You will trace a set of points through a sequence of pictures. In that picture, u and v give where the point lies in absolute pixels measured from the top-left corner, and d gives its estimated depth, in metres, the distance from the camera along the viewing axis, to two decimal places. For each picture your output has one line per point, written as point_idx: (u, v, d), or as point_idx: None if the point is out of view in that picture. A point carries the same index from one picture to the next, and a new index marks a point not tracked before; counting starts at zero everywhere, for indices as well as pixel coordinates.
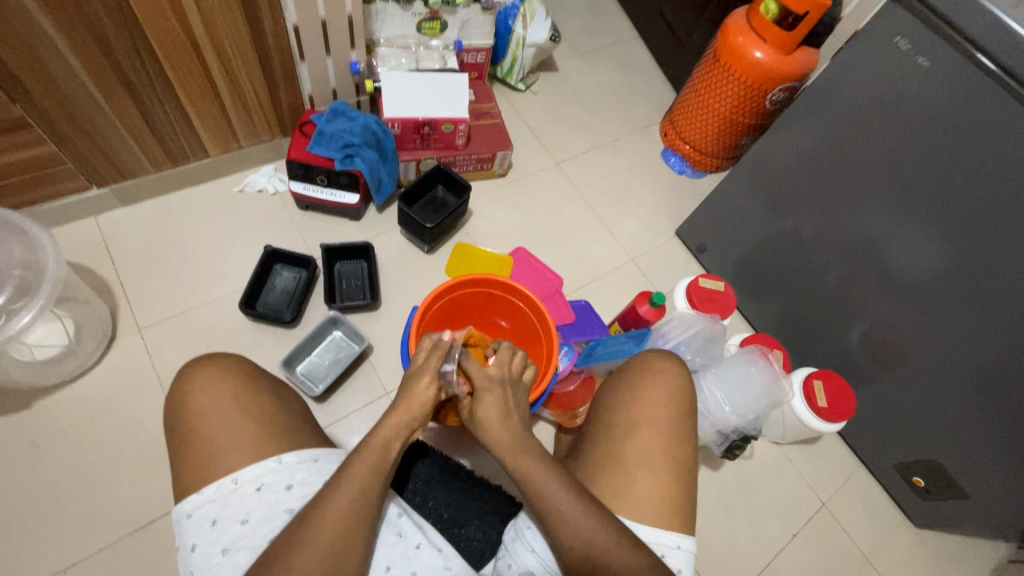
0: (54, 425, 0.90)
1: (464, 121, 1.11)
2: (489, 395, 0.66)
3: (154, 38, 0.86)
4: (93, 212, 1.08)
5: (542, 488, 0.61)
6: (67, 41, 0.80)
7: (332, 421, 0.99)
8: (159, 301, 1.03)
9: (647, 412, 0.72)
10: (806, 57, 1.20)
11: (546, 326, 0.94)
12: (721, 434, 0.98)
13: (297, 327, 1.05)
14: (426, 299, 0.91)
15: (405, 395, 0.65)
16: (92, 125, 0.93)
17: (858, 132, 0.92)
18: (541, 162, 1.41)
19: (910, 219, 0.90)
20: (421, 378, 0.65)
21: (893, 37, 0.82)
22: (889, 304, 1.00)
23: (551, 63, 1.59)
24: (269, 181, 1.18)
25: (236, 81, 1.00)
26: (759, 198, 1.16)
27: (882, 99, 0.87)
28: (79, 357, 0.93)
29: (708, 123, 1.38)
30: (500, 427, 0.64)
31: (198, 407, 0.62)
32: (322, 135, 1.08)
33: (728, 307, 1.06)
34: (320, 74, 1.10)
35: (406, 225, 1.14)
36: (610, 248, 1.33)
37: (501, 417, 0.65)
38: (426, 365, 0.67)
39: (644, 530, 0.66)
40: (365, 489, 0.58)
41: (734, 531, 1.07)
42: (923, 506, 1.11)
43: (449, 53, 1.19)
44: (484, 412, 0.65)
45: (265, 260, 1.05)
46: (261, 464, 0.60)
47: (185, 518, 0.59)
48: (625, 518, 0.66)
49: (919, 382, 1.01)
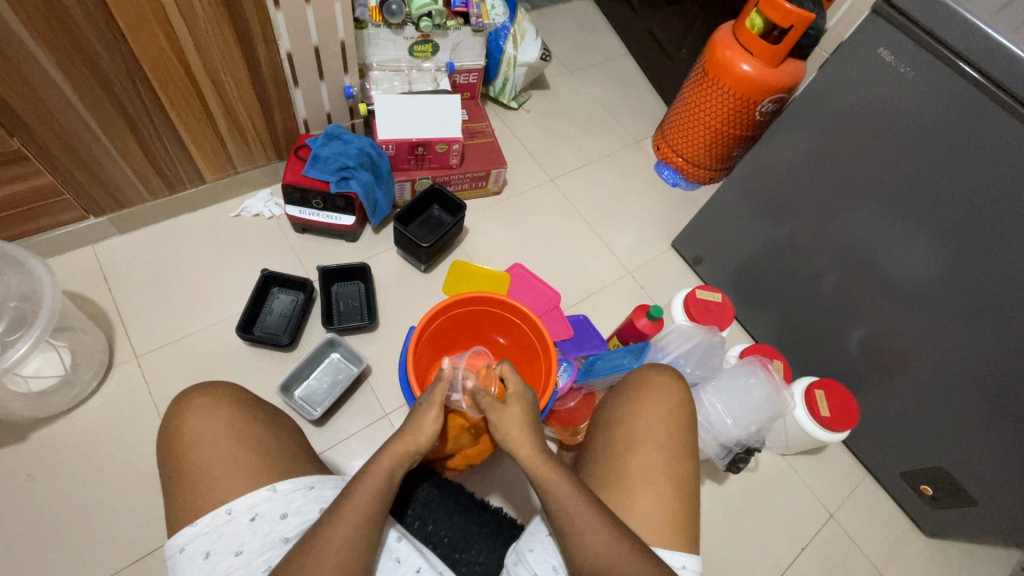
0: (50, 456, 0.89)
1: (457, 141, 1.12)
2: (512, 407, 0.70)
3: (151, 69, 0.88)
4: (90, 241, 1.08)
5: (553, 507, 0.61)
6: (65, 74, 0.82)
7: (331, 445, 0.98)
8: (157, 328, 1.03)
9: (647, 426, 0.72)
10: (793, 68, 1.22)
11: (544, 342, 0.93)
12: (724, 446, 0.97)
13: (294, 350, 1.05)
14: (422, 319, 0.91)
15: (410, 427, 0.67)
16: (90, 155, 0.94)
17: (848, 141, 0.93)
18: (536, 179, 1.43)
19: (904, 226, 0.91)
20: (427, 412, 0.69)
21: (877, 48, 0.83)
22: (888, 310, 1.00)
23: (543, 81, 1.62)
24: (265, 206, 1.19)
25: (232, 109, 1.02)
26: (753, 208, 1.17)
27: (869, 108, 0.88)
28: (76, 387, 0.92)
29: (699, 136, 1.40)
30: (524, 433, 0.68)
31: (193, 436, 0.62)
32: (317, 159, 1.09)
33: (726, 317, 1.05)
34: (314, 99, 1.11)
35: (402, 244, 1.14)
36: (606, 261, 1.33)
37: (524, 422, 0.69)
38: (428, 400, 0.70)
39: (669, 555, 0.65)
40: (366, 515, 0.59)
41: (742, 545, 1.05)
42: (932, 514, 1.10)
43: (441, 74, 1.22)
44: (510, 413, 0.69)
45: (261, 284, 1.05)
46: (256, 493, 0.60)
47: (177, 552, 0.57)
48: (653, 545, 0.65)
49: (922, 388, 1.00)
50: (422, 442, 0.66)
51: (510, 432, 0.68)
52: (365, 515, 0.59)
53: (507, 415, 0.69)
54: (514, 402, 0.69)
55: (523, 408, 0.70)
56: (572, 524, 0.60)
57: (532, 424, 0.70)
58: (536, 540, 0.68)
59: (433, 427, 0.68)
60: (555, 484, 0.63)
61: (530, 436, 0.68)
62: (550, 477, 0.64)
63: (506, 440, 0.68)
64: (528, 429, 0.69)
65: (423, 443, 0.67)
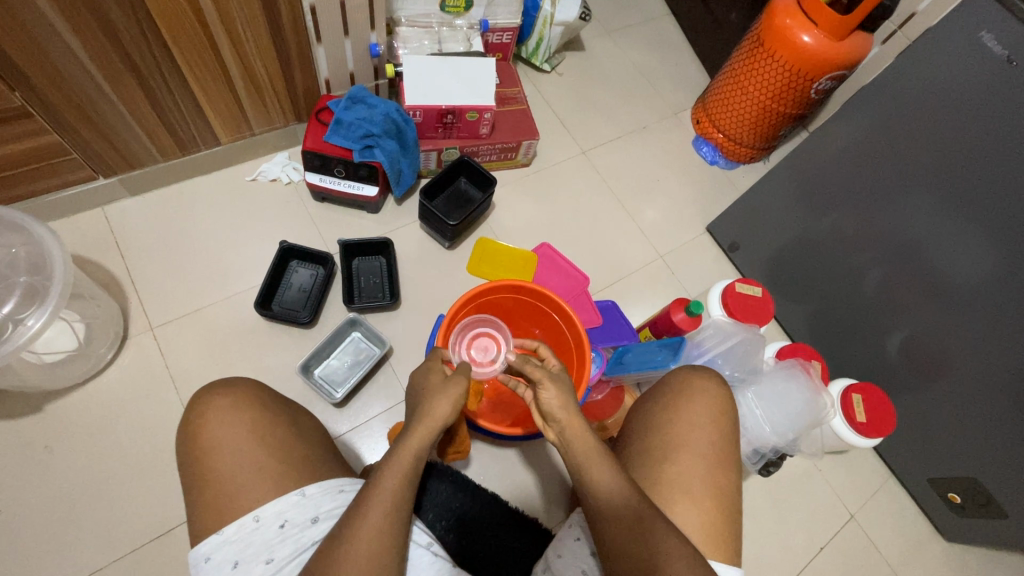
0: (67, 427, 0.88)
1: (490, 110, 1.04)
2: (548, 386, 0.66)
3: (162, 22, 0.80)
4: (101, 202, 1.03)
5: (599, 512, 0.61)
6: (68, 24, 0.74)
7: (352, 427, 0.96)
8: (171, 298, 0.99)
9: (687, 434, 0.71)
10: (859, 42, 1.11)
11: (577, 336, 0.89)
12: (758, 451, 0.96)
13: (314, 328, 1.01)
14: (452, 307, 0.86)
15: (425, 410, 0.65)
16: (96, 112, 0.87)
17: (920, 130, 0.85)
18: (567, 151, 1.34)
19: (970, 226, 0.84)
20: (439, 392, 0.67)
21: (980, 32, 0.75)
22: (937, 314, 0.94)
23: (578, 41, 1.49)
24: (283, 170, 1.12)
25: (249, 67, 0.94)
26: (801, 195, 1.09)
27: (955, 98, 0.79)
28: (90, 359, 0.89)
29: (744, 111, 1.30)
30: (564, 412, 0.65)
31: (219, 439, 0.61)
32: (339, 123, 1.01)
33: (766, 314, 0.98)
34: (337, 57, 1.02)
35: (427, 220, 1.08)
36: (637, 243, 1.27)
37: (562, 403, 0.66)
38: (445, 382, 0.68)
39: (721, 567, 0.65)
40: (396, 507, 0.58)
41: (761, 542, 1.05)
42: (955, 521, 1.08)
43: (474, 33, 1.11)
44: (546, 398, 0.66)
45: (280, 257, 1.00)
46: (284, 499, 0.60)
47: (201, 561, 0.57)
48: (711, 561, 0.65)
49: (963, 398, 0.96)
50: (439, 422, 0.64)
51: (557, 414, 0.66)
52: (394, 500, 0.58)
53: (546, 397, 0.66)
54: (549, 384, 0.66)
55: (560, 390, 0.67)
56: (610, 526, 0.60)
57: (575, 399, 0.68)
58: (564, 545, 0.69)
59: (444, 405, 0.65)
60: (610, 490, 0.61)
61: (579, 414, 0.66)
62: (587, 462, 0.63)
63: (553, 412, 0.65)
64: (574, 405, 0.66)
65: (450, 412, 0.66)
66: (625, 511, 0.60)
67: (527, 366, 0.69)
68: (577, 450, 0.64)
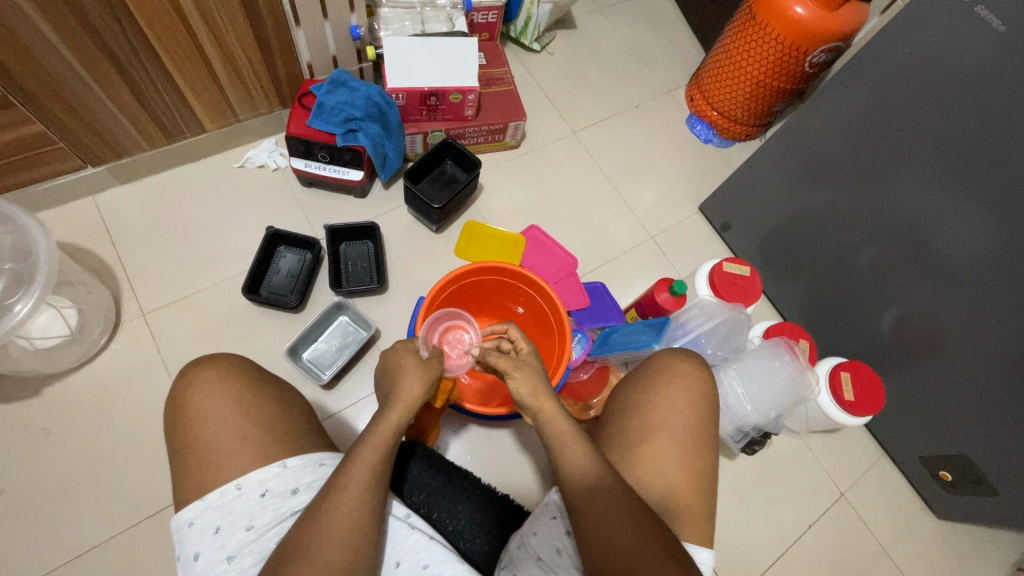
0: (64, 410, 0.91)
1: (473, 91, 1.03)
2: (517, 372, 0.68)
3: (136, 8, 0.80)
4: (91, 191, 1.05)
5: (573, 486, 0.62)
6: (42, 13, 0.74)
7: (340, 408, 0.98)
8: (162, 284, 1.01)
9: (666, 416, 0.71)
10: (854, 13, 1.08)
11: (557, 315, 0.90)
12: (739, 430, 0.97)
13: (302, 312, 1.03)
14: (432, 289, 0.88)
15: (396, 394, 0.66)
16: (79, 102, 0.88)
17: (911, 103, 0.83)
18: (557, 132, 1.32)
19: (963, 200, 0.81)
20: (410, 378, 0.68)
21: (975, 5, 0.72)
22: (930, 290, 0.92)
23: (569, 19, 1.47)
24: (269, 156, 1.13)
25: (229, 53, 0.94)
26: (792, 172, 1.07)
27: (950, 66, 0.76)
28: (84, 344, 0.92)
29: (737, 88, 1.27)
30: (534, 397, 0.67)
31: (200, 414, 0.63)
32: (321, 108, 1.01)
33: (752, 293, 0.98)
34: (318, 40, 1.01)
35: (414, 204, 1.08)
36: (628, 224, 1.26)
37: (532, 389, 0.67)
38: (416, 368, 0.69)
39: (694, 548, 0.65)
40: (375, 481, 0.59)
41: (748, 521, 1.05)
42: (947, 499, 1.07)
43: (457, 13, 1.09)
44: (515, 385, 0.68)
45: (267, 242, 1.01)
46: (266, 470, 0.61)
47: (185, 526, 0.59)
48: (686, 543, 0.66)
49: (955, 374, 0.94)
50: (411, 406, 0.65)
51: (528, 399, 0.67)
52: (372, 476, 0.59)
53: (516, 383, 0.68)
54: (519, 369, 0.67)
55: (530, 376, 0.68)
56: (583, 500, 0.61)
57: (546, 383, 0.69)
58: (540, 523, 0.70)
59: (414, 390, 0.67)
60: (586, 467, 0.62)
61: (551, 398, 0.67)
62: (562, 446, 0.64)
63: (522, 399, 0.67)
64: (545, 389, 0.67)
65: (420, 395, 0.67)
66: (596, 485, 0.61)
67: (496, 355, 0.70)
68: (551, 435, 0.65)
